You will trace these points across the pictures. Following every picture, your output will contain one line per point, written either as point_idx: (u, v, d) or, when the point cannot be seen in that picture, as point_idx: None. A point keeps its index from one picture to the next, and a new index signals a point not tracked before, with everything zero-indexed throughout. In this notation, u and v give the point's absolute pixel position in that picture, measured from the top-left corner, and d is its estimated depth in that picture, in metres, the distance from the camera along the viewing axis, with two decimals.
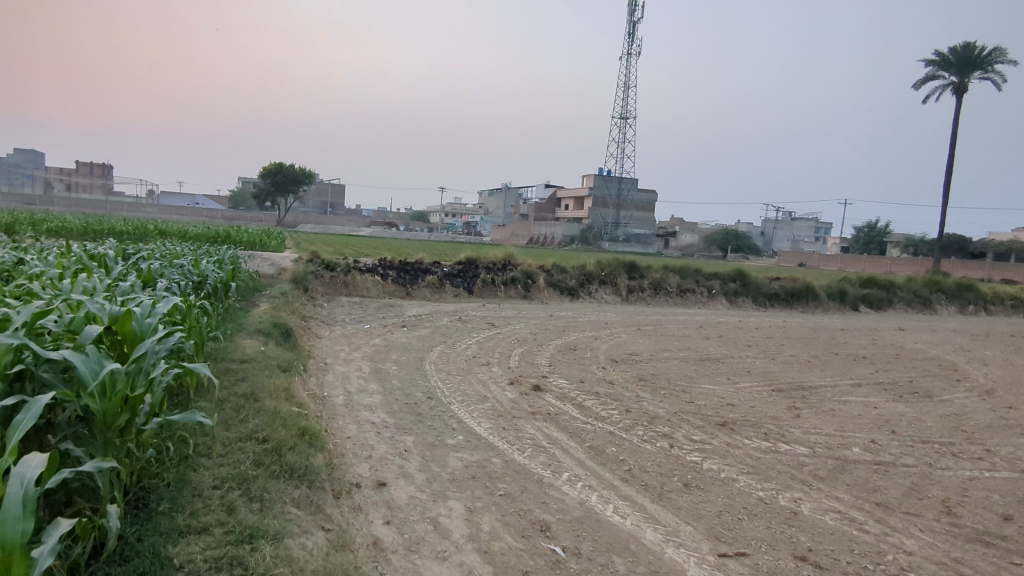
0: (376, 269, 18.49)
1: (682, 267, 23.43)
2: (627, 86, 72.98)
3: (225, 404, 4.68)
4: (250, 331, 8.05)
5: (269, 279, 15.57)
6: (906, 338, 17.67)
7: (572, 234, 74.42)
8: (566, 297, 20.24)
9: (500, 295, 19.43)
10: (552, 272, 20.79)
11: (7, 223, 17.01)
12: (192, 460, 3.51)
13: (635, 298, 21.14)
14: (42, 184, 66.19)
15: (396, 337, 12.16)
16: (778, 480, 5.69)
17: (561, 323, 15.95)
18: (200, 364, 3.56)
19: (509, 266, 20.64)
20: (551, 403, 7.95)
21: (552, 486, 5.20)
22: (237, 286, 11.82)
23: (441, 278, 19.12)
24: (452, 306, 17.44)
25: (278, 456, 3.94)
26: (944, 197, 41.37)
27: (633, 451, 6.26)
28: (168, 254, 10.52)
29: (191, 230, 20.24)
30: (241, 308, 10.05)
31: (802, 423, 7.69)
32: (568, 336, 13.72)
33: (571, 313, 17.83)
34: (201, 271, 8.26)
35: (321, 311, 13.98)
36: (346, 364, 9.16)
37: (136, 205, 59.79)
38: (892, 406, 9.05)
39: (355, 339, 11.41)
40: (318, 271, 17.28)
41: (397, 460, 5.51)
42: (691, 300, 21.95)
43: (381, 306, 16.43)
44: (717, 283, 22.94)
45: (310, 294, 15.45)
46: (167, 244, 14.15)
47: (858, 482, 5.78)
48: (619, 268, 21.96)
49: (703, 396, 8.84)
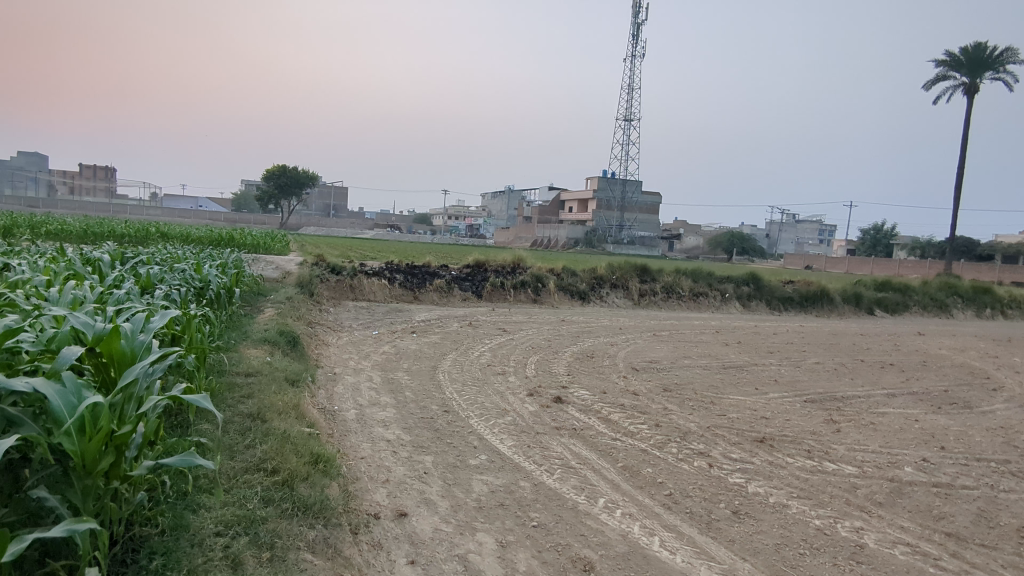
0: (383, 273, 18.06)
1: (694, 270, 22.95)
2: (631, 88, 72.60)
3: (229, 426, 4.21)
4: (255, 340, 7.61)
5: (273, 283, 15.14)
6: (929, 343, 17.14)
7: (576, 236, 73.98)
8: (577, 301, 19.78)
9: (509, 299, 18.96)
10: (562, 275, 20.33)
11: (5, 226, 16.60)
12: (192, 497, 3.04)
13: (647, 302, 20.65)
14: (46, 187, 66.09)
15: (406, 344, 11.68)
16: (833, 506, 5.20)
17: (574, 328, 15.46)
18: (200, 395, 2.94)
19: (518, 269, 20.17)
20: (575, 416, 7.46)
21: (589, 515, 4.73)
22: (242, 290, 11.39)
23: (449, 281, 18.68)
24: (461, 311, 17.00)
25: (290, 490, 3.47)
26: (955, 199, 40.76)
27: (671, 472, 5.77)
28: (170, 257, 10.10)
29: (193, 232, 19.81)
30: (245, 314, 9.60)
31: (845, 438, 7.18)
32: (583, 343, 13.25)
33: (583, 318, 17.34)
34: (203, 276, 7.80)
35: (328, 317, 13.52)
36: (355, 374, 8.69)
37: (139, 208, 59.58)
38: (933, 418, 8.54)
39: (363, 346, 10.95)
40: (323, 274, 16.85)
41: (417, 484, 5.03)
42: (704, 304, 21.45)
43: (389, 311, 15.97)
44: (730, 286, 22.42)
45: (315, 299, 15.01)
46: (168, 247, 13.71)
47: (920, 508, 5.28)
48: (631, 271, 21.48)
49: (734, 408, 8.35)
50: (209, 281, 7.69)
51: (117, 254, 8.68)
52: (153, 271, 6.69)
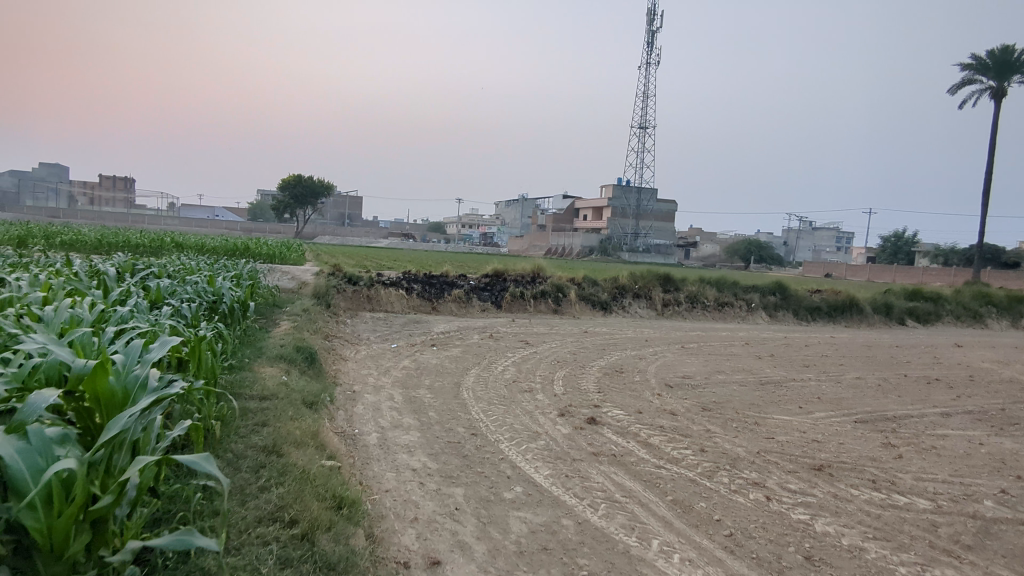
0: (401, 283, 17.65)
1: (718, 279, 22.32)
2: (647, 96, 72.25)
3: (242, 463, 3.75)
4: (270, 357, 7.18)
5: (289, 294, 14.78)
6: (970, 356, 16.37)
7: (591, 245, 73.42)
8: (599, 311, 19.24)
9: (529, 310, 18.45)
10: (583, 285, 19.82)
11: (20, 237, 16.42)
12: (195, 560, 2.58)
13: (670, 312, 20.06)
14: (66, 198, 66.92)
15: (426, 358, 11.21)
16: (915, 549, 4.62)
17: (598, 340, 14.92)
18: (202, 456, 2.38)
19: (538, 279, 19.68)
20: (613, 440, 6.92)
21: (643, 561, 4.19)
22: (256, 302, 11.01)
23: (467, 291, 18.23)
24: (481, 322, 16.54)
25: (310, 546, 2.99)
26: (983, 206, 39.71)
27: (726, 507, 5.21)
28: (183, 269, 9.74)
29: (209, 242, 19.60)
30: (260, 328, 9.19)
31: (909, 466, 6.57)
32: (609, 356, 12.70)
33: (607, 329, 16.79)
34: (215, 289, 7.39)
35: (345, 329, 13.11)
36: (375, 392, 8.22)
37: (156, 218, 59.96)
38: (998, 442, 7.89)
39: (382, 361, 10.50)
40: (340, 285, 16.48)
41: (449, 523, 4.52)
42: (730, 314, 20.79)
43: (407, 322, 15.54)
44: (756, 295, 21.75)
45: (332, 310, 14.62)
46: (183, 257, 13.41)
47: (1014, 553, 4.69)
48: (654, 281, 20.91)
49: (781, 429, 7.75)
50: (222, 295, 7.27)
51: (129, 266, 8.33)
52: (162, 285, 6.27)
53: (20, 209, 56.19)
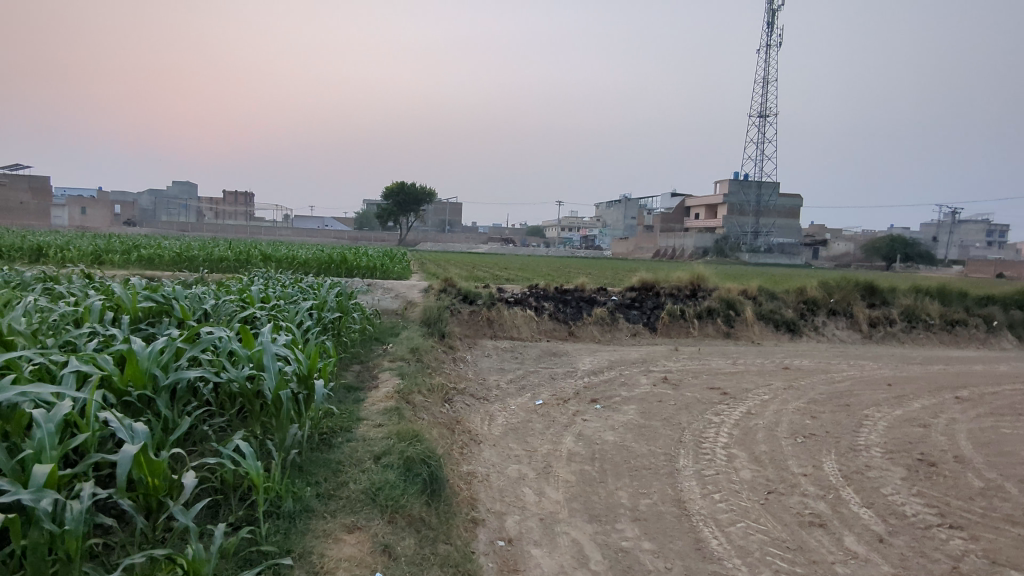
0: (529, 300, 13.94)
1: (939, 288, 16.98)
2: (768, 82, 65.75)
3: None
4: (348, 498, 3.50)
5: (391, 320, 11.42)
6: None
7: (705, 245, 67.27)
8: (783, 334, 14.73)
9: (694, 334, 14.18)
10: (760, 300, 15.34)
11: (94, 252, 14.18)
12: None
13: (881, 335, 15.20)
14: (192, 212, 70.14)
15: (596, 426, 7.32)
16: None
17: (818, 385, 10.44)
18: None
19: (700, 292, 15.28)
20: None
21: None
22: (345, 347, 7.59)
23: (613, 309, 14.23)
24: (638, 354, 12.50)
25: None
26: None
27: None
28: (235, 301, 6.34)
29: (303, 253, 16.82)
30: (343, 400, 5.63)
31: None
32: (870, 420, 8.26)
33: (813, 366, 12.27)
34: (250, 354, 3.79)
35: (467, 373, 9.49)
36: (548, 540, 4.33)
37: (267, 229, 60.93)
38: None
39: (534, 438, 6.69)
40: (453, 305, 12.99)
41: None
42: (964, 338, 15.54)
43: (542, 355, 11.76)
44: (996, 310, 16.29)
45: (446, 341, 11.10)
46: (259, 274, 10.31)
47: None
48: (852, 292, 16.06)
49: None
50: (246, 369, 3.62)
51: (134, 307, 4.92)
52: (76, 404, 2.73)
53: (154, 225, 58.76)
